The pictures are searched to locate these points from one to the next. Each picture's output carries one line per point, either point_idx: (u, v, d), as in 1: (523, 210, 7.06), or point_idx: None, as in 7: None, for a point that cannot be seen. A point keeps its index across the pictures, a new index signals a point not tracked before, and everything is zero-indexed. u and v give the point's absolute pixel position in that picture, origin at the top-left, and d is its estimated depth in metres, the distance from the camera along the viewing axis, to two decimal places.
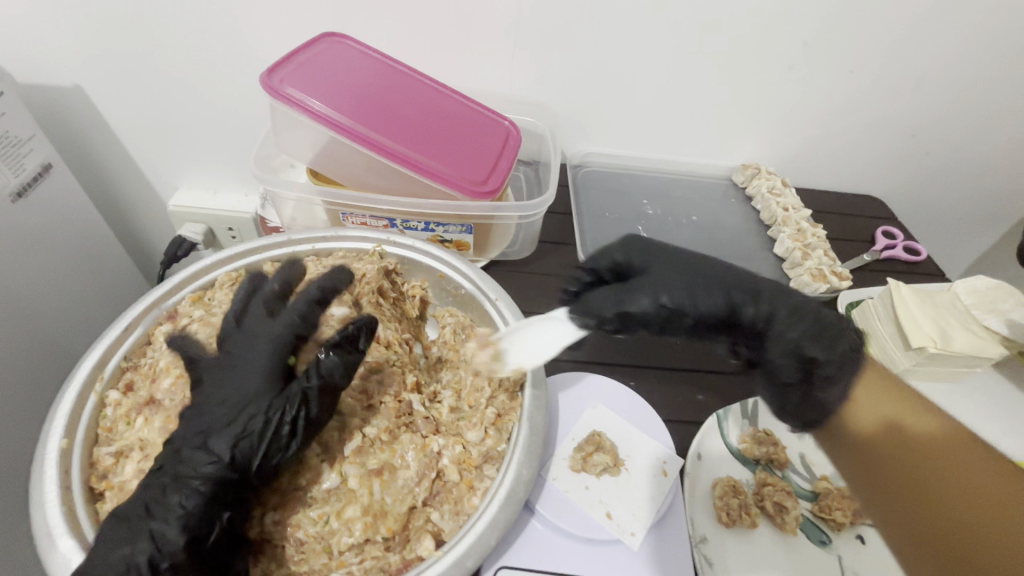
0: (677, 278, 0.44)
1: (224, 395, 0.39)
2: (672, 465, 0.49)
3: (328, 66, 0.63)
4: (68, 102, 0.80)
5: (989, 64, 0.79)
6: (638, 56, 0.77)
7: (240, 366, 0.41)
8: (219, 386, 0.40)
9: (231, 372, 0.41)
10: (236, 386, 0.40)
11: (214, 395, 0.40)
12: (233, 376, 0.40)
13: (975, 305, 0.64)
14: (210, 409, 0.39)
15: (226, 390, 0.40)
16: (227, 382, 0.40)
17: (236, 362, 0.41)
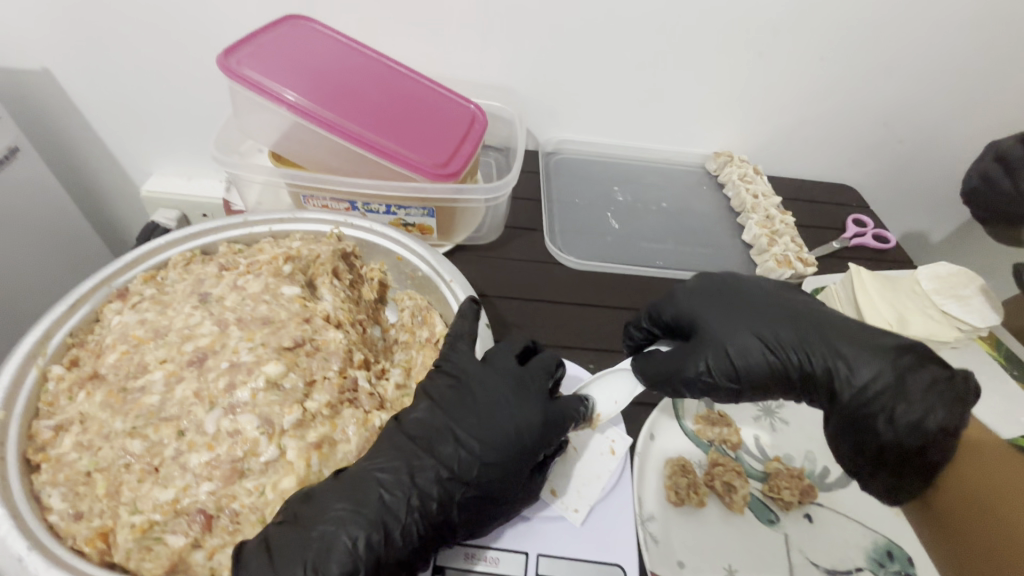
0: (729, 333, 0.46)
1: (472, 417, 0.41)
2: (621, 444, 0.50)
3: (290, 49, 0.63)
4: (36, 85, 0.79)
5: (959, 52, 0.79)
6: (608, 42, 0.77)
7: (497, 389, 0.43)
8: (459, 406, 0.42)
9: (496, 392, 0.43)
10: (485, 408, 0.42)
11: (479, 415, 0.41)
12: (519, 399, 0.43)
13: (935, 290, 0.63)
14: (466, 426, 0.41)
15: (512, 411, 0.42)
16: (471, 404, 0.42)
17: (501, 382, 0.43)
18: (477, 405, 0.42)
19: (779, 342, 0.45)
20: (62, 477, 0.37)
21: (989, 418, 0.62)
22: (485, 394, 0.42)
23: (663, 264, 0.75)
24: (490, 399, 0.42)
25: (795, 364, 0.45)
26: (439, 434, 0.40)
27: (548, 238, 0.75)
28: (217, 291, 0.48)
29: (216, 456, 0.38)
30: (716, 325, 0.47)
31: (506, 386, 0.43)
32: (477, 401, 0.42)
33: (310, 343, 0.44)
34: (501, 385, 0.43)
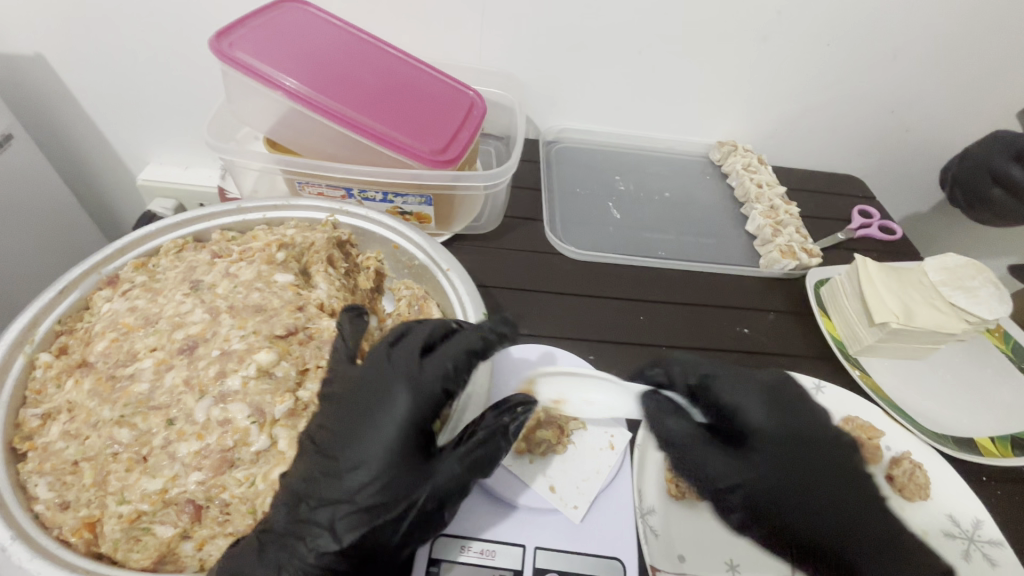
0: (790, 484, 0.44)
1: (355, 437, 0.37)
2: (620, 439, 0.50)
3: (283, 32, 0.61)
4: (29, 71, 0.78)
5: (971, 37, 0.77)
6: (610, 27, 0.75)
7: (368, 394, 0.39)
8: (341, 423, 0.38)
9: (367, 401, 0.39)
10: (364, 420, 0.38)
11: (363, 432, 0.37)
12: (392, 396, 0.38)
13: (943, 281, 0.62)
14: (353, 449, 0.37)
15: (389, 413, 0.38)
16: (351, 420, 0.38)
17: (378, 380, 0.39)
18: (357, 420, 0.38)
19: (822, 499, 0.44)
20: (48, 466, 0.36)
21: (996, 412, 0.61)
22: (361, 404, 0.38)
23: (665, 254, 0.74)
24: (365, 412, 0.38)
25: (835, 532, 0.43)
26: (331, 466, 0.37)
27: (549, 228, 0.73)
28: (209, 278, 0.47)
29: (206, 446, 0.37)
30: (783, 466, 0.45)
31: (379, 388, 0.39)
32: (352, 418, 0.38)
33: (304, 331, 0.44)
34: (373, 386, 0.39)
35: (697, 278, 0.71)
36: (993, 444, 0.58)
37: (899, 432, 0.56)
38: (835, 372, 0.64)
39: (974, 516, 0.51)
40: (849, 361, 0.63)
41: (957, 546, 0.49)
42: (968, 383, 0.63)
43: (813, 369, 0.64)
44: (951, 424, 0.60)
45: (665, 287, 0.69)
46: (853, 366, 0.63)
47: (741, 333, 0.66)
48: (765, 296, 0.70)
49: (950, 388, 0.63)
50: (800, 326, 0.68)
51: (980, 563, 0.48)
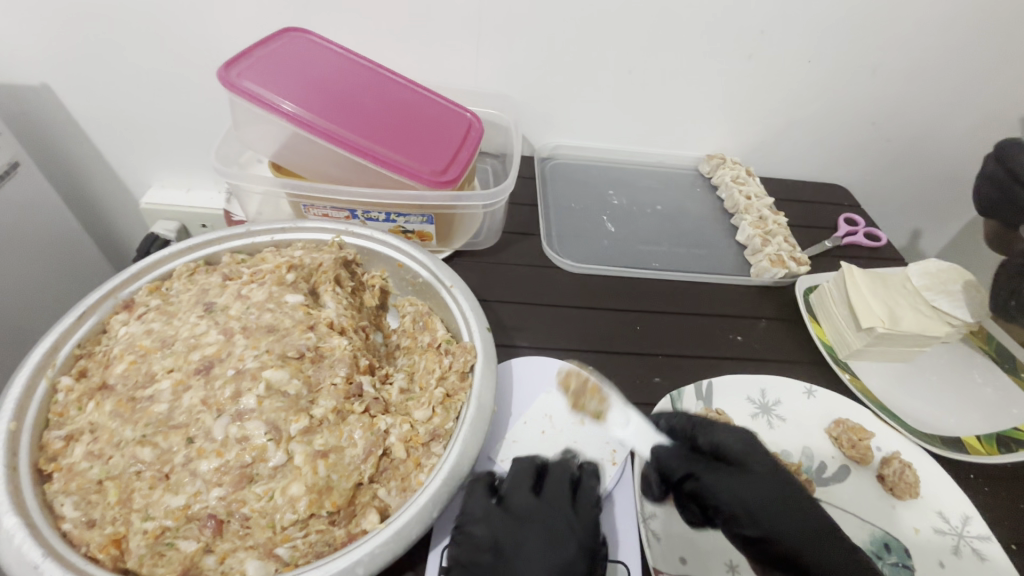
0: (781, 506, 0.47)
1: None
2: (621, 453, 0.53)
3: (287, 61, 0.64)
4: (36, 100, 0.80)
5: (944, 52, 0.81)
6: (599, 49, 0.78)
7: (527, 536, 0.44)
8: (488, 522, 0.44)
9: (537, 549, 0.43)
10: (557, 551, 0.43)
11: (565, 558, 0.42)
12: (555, 536, 0.44)
13: (926, 286, 0.64)
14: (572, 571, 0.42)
15: (562, 543, 0.43)
16: (521, 561, 0.42)
17: (527, 527, 0.44)
18: (547, 555, 0.42)
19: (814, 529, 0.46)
20: (74, 486, 0.38)
21: (982, 411, 0.63)
22: (542, 537, 0.44)
23: (659, 265, 0.76)
24: (535, 556, 0.42)
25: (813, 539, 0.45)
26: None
27: (546, 243, 0.76)
28: (222, 300, 0.48)
29: (225, 462, 0.38)
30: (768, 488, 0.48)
31: (520, 531, 0.44)
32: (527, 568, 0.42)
33: (315, 351, 0.45)
34: (523, 527, 0.44)
35: (690, 288, 0.73)
36: (979, 442, 0.60)
37: (888, 432, 0.58)
38: (825, 375, 0.66)
39: (963, 513, 0.53)
40: (838, 365, 0.66)
41: (947, 541, 0.51)
42: (952, 384, 0.66)
43: (804, 373, 0.66)
44: (940, 425, 0.62)
45: (662, 299, 0.71)
46: (843, 370, 0.65)
47: (734, 341, 0.68)
48: (756, 304, 0.73)
49: (937, 389, 0.65)
50: (790, 331, 0.70)
51: (970, 558, 0.50)
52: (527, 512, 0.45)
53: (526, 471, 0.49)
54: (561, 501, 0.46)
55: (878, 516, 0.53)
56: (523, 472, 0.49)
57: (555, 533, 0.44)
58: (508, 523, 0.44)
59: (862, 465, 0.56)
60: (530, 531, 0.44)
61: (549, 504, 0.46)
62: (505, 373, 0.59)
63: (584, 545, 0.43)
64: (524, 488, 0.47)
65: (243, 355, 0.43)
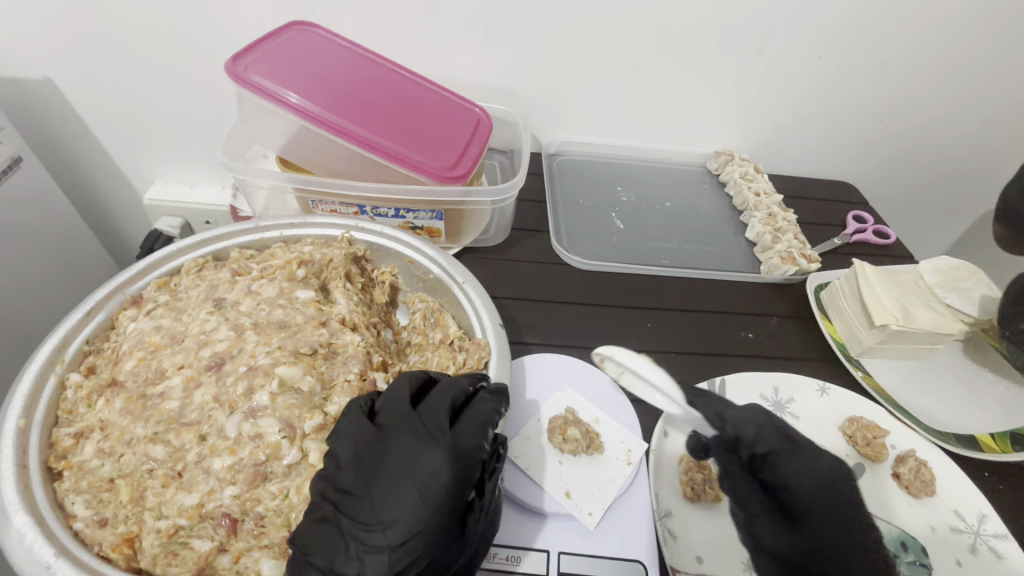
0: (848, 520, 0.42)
1: (393, 504, 0.36)
2: (637, 453, 0.52)
3: (294, 54, 0.63)
4: (38, 95, 0.79)
5: (954, 49, 0.80)
6: (609, 44, 0.77)
7: (392, 453, 0.38)
8: (352, 441, 0.38)
9: (405, 468, 0.37)
10: (421, 472, 0.37)
11: (429, 476, 0.36)
12: (423, 452, 0.37)
13: (938, 284, 0.64)
14: (433, 490, 0.36)
15: (425, 457, 0.37)
16: (380, 482, 0.37)
17: (396, 441, 0.38)
18: (406, 475, 0.36)
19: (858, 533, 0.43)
20: (85, 484, 0.37)
21: (995, 409, 0.63)
22: (408, 455, 0.37)
23: (669, 262, 0.75)
24: (398, 474, 0.37)
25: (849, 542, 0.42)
26: (408, 533, 0.35)
27: (555, 239, 0.75)
28: (232, 296, 0.48)
29: (239, 460, 0.38)
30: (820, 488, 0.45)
31: (386, 443, 0.38)
32: (386, 490, 0.36)
33: (328, 347, 0.44)
34: (389, 441, 0.38)
35: (700, 285, 0.73)
36: (994, 440, 0.59)
37: (902, 430, 0.58)
38: (838, 373, 0.66)
39: (979, 511, 0.52)
40: (851, 363, 0.65)
41: (963, 540, 0.51)
42: (966, 382, 0.65)
43: (817, 371, 0.66)
44: (954, 423, 0.62)
45: (673, 296, 0.71)
46: (855, 368, 0.65)
47: (745, 338, 0.67)
48: (767, 301, 0.72)
49: (950, 387, 0.65)
50: (802, 329, 0.70)
51: (987, 557, 0.50)
52: (398, 428, 0.39)
53: (406, 383, 0.42)
54: (439, 413, 0.40)
55: (893, 514, 0.53)
56: (405, 380, 0.42)
57: (424, 450, 0.38)
58: (372, 440, 0.38)
59: (877, 463, 0.56)
60: (396, 448, 0.38)
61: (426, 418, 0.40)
62: (518, 369, 0.58)
63: (456, 462, 0.37)
64: (399, 399, 0.40)
65: (256, 351, 0.42)
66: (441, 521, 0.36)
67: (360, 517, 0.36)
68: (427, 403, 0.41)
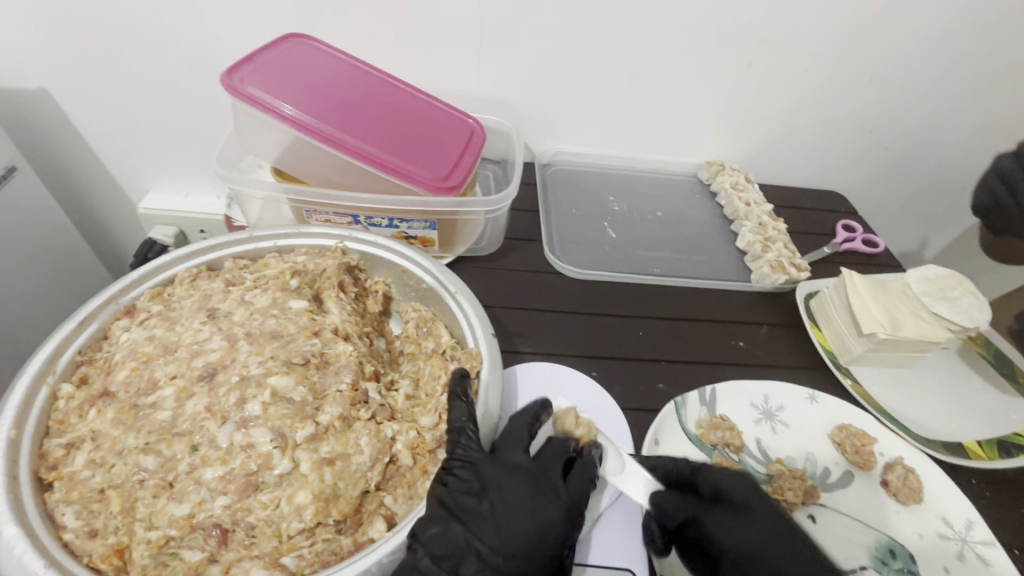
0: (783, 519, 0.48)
1: (519, 535, 0.41)
2: (627, 463, 0.53)
3: (290, 66, 0.64)
4: (34, 105, 0.79)
5: (938, 62, 0.82)
6: (601, 57, 0.79)
7: (514, 491, 0.44)
8: (475, 470, 0.42)
9: (525, 503, 0.43)
10: (541, 515, 0.43)
11: (548, 518, 0.43)
12: (543, 496, 0.44)
13: (925, 292, 0.65)
14: (550, 535, 0.42)
15: (550, 505, 0.44)
16: (503, 514, 0.42)
17: (515, 480, 0.44)
18: (530, 514, 0.42)
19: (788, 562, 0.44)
20: (75, 495, 0.37)
21: (982, 417, 0.63)
22: (529, 494, 0.44)
23: (661, 271, 0.76)
24: (520, 510, 0.43)
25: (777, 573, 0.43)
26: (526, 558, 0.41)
27: (548, 248, 0.76)
28: (226, 306, 0.48)
29: (231, 470, 0.38)
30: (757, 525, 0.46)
31: (510, 480, 0.44)
32: (507, 521, 0.42)
33: (320, 356, 0.45)
34: (513, 477, 0.44)
35: (692, 293, 0.74)
36: (980, 448, 0.60)
37: (891, 437, 0.58)
38: (827, 381, 0.66)
39: (966, 518, 0.53)
40: (840, 371, 0.66)
41: (952, 547, 0.51)
42: (953, 390, 0.66)
43: (806, 379, 0.66)
44: (942, 431, 0.62)
45: (664, 305, 0.71)
46: (844, 376, 0.65)
47: (736, 346, 0.68)
48: (757, 310, 0.73)
49: (937, 394, 0.66)
50: (792, 337, 0.70)
51: (974, 564, 0.50)
52: (519, 472, 0.45)
53: (522, 429, 0.49)
54: (553, 471, 0.47)
55: (882, 522, 0.53)
56: (522, 425, 0.49)
57: (544, 495, 0.44)
58: (494, 469, 0.44)
59: (866, 471, 0.56)
60: (519, 486, 0.44)
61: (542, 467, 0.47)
62: (511, 379, 0.59)
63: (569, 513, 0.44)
64: (520, 441, 0.48)
65: (252, 360, 0.43)
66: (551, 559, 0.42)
67: (483, 539, 0.40)
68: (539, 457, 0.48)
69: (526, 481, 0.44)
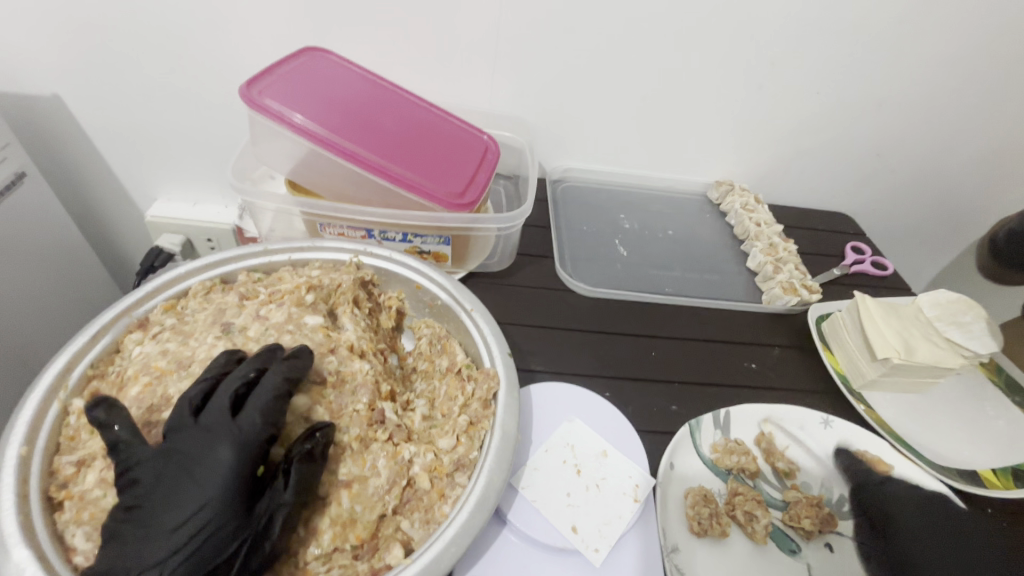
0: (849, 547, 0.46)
1: (183, 502, 0.35)
2: (644, 489, 0.50)
3: (306, 79, 0.64)
4: (46, 111, 0.79)
5: (944, 90, 0.83)
6: (614, 76, 0.79)
7: (145, 476, 0.37)
8: (149, 463, 0.37)
9: (190, 465, 0.37)
10: (205, 473, 0.36)
11: (210, 480, 0.36)
12: (201, 450, 0.37)
13: (937, 317, 0.65)
14: (212, 487, 0.36)
15: (210, 456, 0.36)
16: (165, 483, 0.36)
17: (166, 453, 0.37)
18: (178, 484, 0.36)
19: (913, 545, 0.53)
20: (87, 515, 0.37)
21: (997, 446, 0.63)
22: (167, 473, 0.36)
23: (672, 290, 0.76)
24: (176, 483, 0.36)
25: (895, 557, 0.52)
26: (187, 530, 0.35)
27: (560, 265, 0.76)
28: (240, 321, 0.48)
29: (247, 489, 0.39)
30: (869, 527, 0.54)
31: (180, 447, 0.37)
32: (157, 506, 0.36)
33: (337, 375, 0.45)
34: (164, 456, 0.37)
35: (703, 313, 0.73)
36: (995, 476, 0.60)
37: (907, 464, 0.58)
38: (840, 406, 0.66)
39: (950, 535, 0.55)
40: (854, 396, 0.66)
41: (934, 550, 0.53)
42: (966, 417, 0.66)
43: (819, 404, 0.66)
44: (957, 460, 0.62)
45: (677, 324, 0.71)
46: (858, 401, 0.65)
47: (749, 369, 0.67)
48: (769, 331, 0.73)
49: (950, 421, 0.65)
50: (805, 360, 0.70)
51: None
52: (195, 430, 0.38)
53: (182, 397, 0.40)
54: (214, 414, 0.38)
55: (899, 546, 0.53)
56: (234, 379, 0.40)
57: (215, 449, 0.37)
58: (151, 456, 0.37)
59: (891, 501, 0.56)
60: (189, 447, 0.37)
61: (207, 429, 0.38)
62: (524, 400, 0.57)
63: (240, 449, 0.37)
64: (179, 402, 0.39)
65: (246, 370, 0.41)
66: (243, 522, 0.36)
67: (164, 521, 0.35)
68: (212, 409, 0.39)
69: (201, 440, 0.37)
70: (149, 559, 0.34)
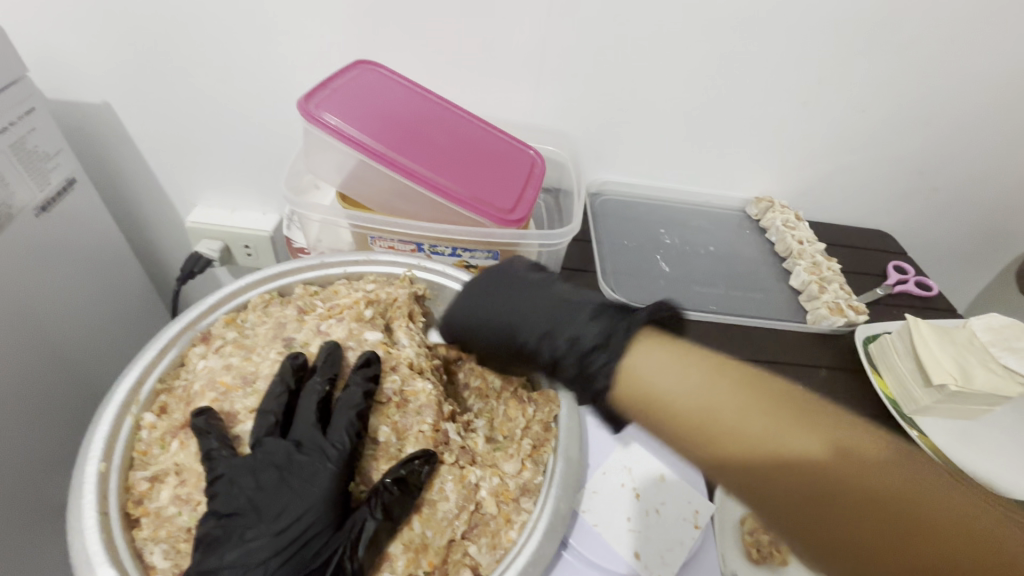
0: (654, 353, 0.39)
1: (283, 509, 0.39)
2: (704, 515, 0.49)
3: (359, 93, 0.64)
4: (94, 118, 0.80)
5: (993, 108, 0.82)
6: (659, 91, 0.79)
7: (241, 487, 0.39)
8: (244, 476, 0.40)
9: (289, 474, 0.40)
10: (306, 480, 0.40)
11: (310, 489, 0.40)
12: (300, 460, 0.41)
13: (991, 342, 0.64)
14: (314, 494, 0.39)
15: (309, 465, 0.40)
16: (266, 492, 0.39)
17: (260, 465, 0.40)
18: (281, 494, 0.39)
19: None
20: (164, 532, 0.39)
21: None
22: (266, 482, 0.40)
23: (716, 308, 0.75)
24: (278, 491, 0.40)
25: None
26: (291, 534, 0.38)
27: (602, 281, 0.75)
28: (302, 336, 0.49)
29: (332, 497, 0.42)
30: None
31: (276, 458, 0.41)
32: (261, 514, 0.39)
33: (401, 395, 0.46)
34: (259, 469, 0.40)
35: (748, 332, 0.73)
36: None
37: None
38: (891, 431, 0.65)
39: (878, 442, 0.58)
40: (906, 421, 0.65)
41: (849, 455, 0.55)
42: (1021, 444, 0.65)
43: None
44: (1011, 488, 0.61)
45: (721, 343, 0.71)
46: (911, 427, 0.64)
47: None
48: (814, 352, 0.72)
49: (1004, 448, 0.64)
50: (852, 383, 0.69)
51: None
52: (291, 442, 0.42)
53: (267, 411, 0.43)
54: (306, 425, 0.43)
55: None
56: (313, 393, 0.44)
57: (312, 460, 0.41)
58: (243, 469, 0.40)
59: None
60: (285, 459, 0.41)
61: (302, 441, 0.42)
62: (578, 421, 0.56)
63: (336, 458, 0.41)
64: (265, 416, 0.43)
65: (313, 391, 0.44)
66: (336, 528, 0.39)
67: (269, 527, 0.38)
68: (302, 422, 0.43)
69: (296, 451, 0.41)
70: (252, 562, 0.37)
